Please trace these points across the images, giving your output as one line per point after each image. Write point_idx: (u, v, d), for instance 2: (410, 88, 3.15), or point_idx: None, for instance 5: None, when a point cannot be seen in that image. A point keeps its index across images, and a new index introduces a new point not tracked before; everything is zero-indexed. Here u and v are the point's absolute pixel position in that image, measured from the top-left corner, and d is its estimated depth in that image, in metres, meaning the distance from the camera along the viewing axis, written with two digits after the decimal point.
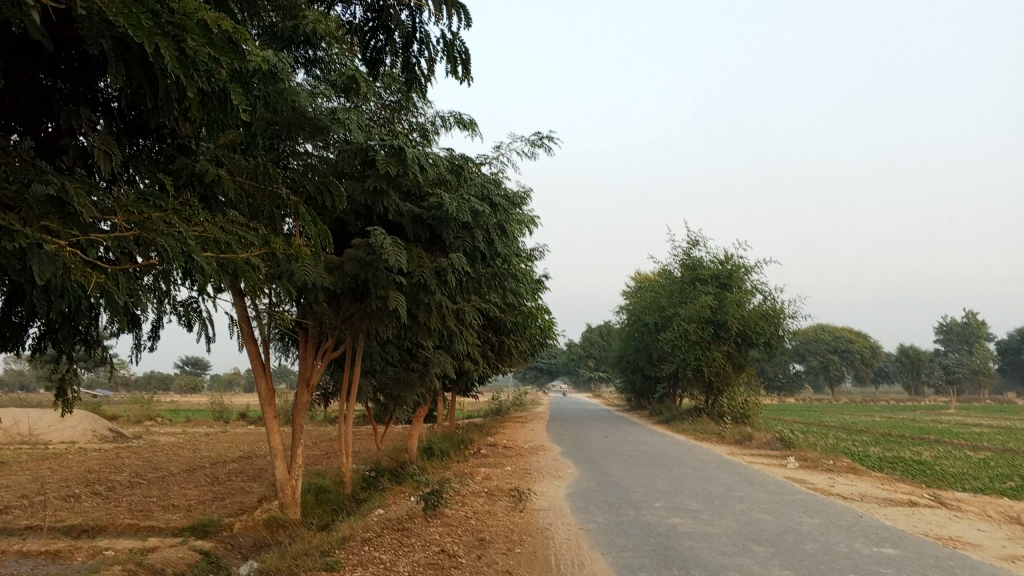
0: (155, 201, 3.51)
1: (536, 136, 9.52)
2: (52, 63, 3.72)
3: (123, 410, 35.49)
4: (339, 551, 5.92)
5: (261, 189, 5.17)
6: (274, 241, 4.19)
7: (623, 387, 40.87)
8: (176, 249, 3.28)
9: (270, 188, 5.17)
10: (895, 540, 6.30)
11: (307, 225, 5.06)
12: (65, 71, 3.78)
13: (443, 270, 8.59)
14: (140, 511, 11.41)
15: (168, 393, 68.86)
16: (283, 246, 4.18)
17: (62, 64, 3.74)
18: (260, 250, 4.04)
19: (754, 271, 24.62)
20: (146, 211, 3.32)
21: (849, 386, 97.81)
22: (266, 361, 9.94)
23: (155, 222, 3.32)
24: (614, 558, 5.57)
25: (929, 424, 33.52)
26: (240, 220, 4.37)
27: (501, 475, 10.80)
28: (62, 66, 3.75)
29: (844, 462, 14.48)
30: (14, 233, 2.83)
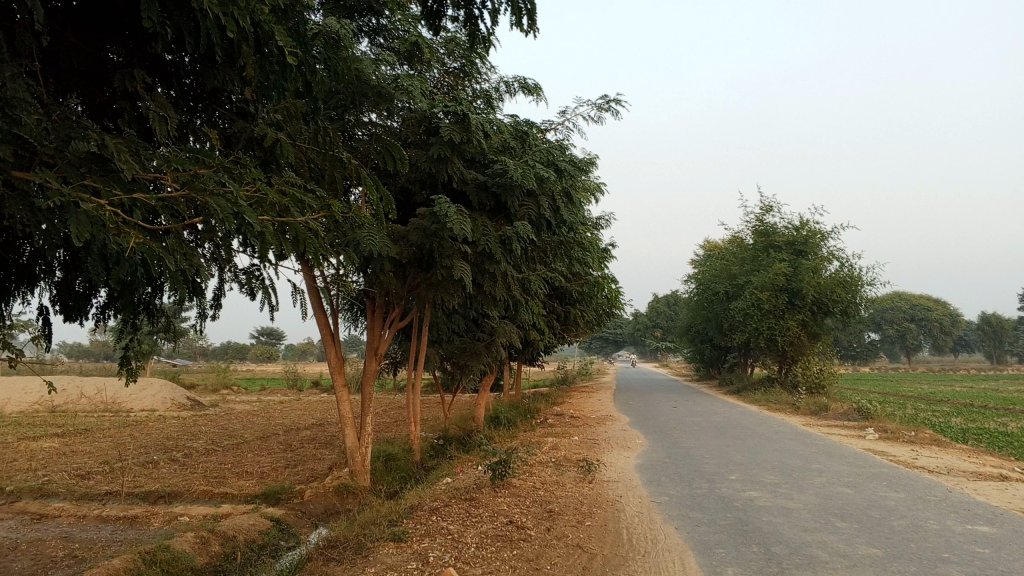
0: (202, 157, 3.42)
1: (604, 99, 9.26)
2: (115, 32, 3.71)
3: (200, 379, 36.66)
4: (407, 520, 5.85)
5: (322, 154, 5.03)
6: (333, 204, 4.03)
7: (692, 357, 40.31)
8: (224, 210, 3.17)
9: (331, 152, 5.02)
10: (989, 517, 5.93)
11: (369, 191, 4.88)
12: (126, 38, 3.75)
13: (508, 238, 8.40)
14: (214, 477, 11.64)
15: (244, 362, 70.87)
16: (343, 209, 4.02)
17: (125, 32, 3.72)
18: (319, 213, 3.89)
19: (830, 237, 23.80)
20: (192, 168, 3.24)
21: (927, 355, 94.85)
22: (335, 330, 9.96)
23: (204, 181, 3.21)
24: (689, 533, 5.36)
25: (1015, 394, 32.16)
26: (297, 182, 4.26)
27: (569, 446, 10.65)
28: (124, 34, 3.74)
29: (927, 433, 13.93)
30: (51, 191, 2.78)
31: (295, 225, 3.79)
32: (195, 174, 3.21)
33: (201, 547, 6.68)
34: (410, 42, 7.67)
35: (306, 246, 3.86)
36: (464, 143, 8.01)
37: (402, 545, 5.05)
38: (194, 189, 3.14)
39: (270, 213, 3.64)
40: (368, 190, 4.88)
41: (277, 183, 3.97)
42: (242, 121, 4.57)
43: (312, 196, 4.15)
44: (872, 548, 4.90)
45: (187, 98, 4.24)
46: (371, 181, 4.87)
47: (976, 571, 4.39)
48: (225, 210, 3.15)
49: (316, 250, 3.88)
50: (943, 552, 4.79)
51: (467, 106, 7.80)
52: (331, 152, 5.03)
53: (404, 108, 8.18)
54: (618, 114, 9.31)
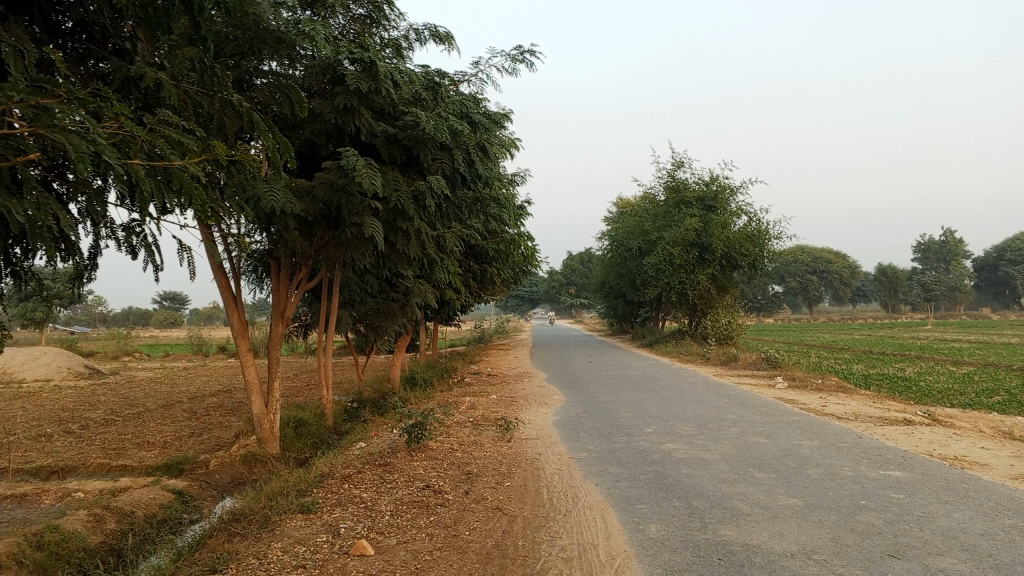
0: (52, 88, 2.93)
1: (517, 50, 8.97)
2: None
3: (99, 346, 34.97)
4: (317, 490, 5.55)
5: (209, 96, 4.47)
6: (217, 145, 3.56)
7: (605, 312, 40.73)
8: (78, 150, 2.71)
9: (220, 95, 4.52)
10: (900, 461, 6.02)
11: (263, 139, 4.37)
12: None
13: (421, 194, 8.06)
14: (113, 449, 11.03)
15: (147, 328, 68.35)
16: (227, 152, 3.55)
17: None
18: (199, 156, 3.42)
19: (739, 192, 24.16)
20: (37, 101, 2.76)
21: (827, 306, 98.86)
22: (237, 293, 9.47)
23: (54, 115, 2.74)
24: (610, 489, 5.23)
25: (909, 340, 33.69)
26: (173, 123, 3.82)
27: (487, 404, 10.47)
28: None
29: (832, 381, 14.37)
30: None
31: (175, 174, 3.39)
32: (42, 107, 2.75)
33: (95, 526, 6.23)
34: None
35: (191, 198, 3.45)
36: (371, 92, 7.60)
37: (311, 517, 4.75)
38: (41, 127, 2.71)
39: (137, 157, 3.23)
40: (261, 137, 4.36)
41: (150, 121, 3.55)
42: (116, 58, 4.12)
43: (191, 137, 3.67)
44: (792, 497, 4.87)
45: (49, 35, 3.77)
46: (264, 126, 4.34)
47: (894, 517, 4.38)
48: (81, 149, 2.73)
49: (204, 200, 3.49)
50: (861, 500, 4.78)
51: (374, 53, 7.40)
52: (221, 96, 4.49)
53: (307, 56, 7.67)
54: (532, 65, 9.05)
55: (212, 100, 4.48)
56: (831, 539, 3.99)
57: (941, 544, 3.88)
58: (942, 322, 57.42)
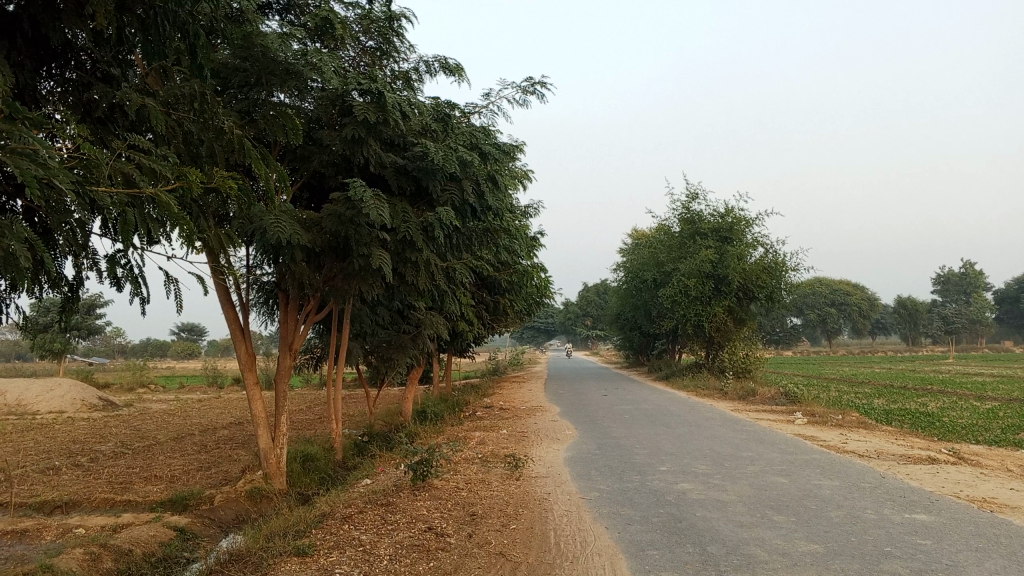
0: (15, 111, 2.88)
1: (529, 81, 8.91)
2: None
3: (114, 377, 34.96)
4: (315, 530, 5.36)
5: (201, 124, 4.44)
6: (191, 173, 3.50)
7: (621, 344, 40.38)
8: (29, 173, 2.62)
9: (211, 123, 4.46)
10: (926, 504, 5.75)
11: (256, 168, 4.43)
12: None
13: (430, 225, 7.95)
14: (120, 483, 10.86)
15: (165, 360, 68.64)
16: (201, 178, 3.48)
17: None
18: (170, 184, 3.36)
19: (755, 224, 23.93)
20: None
21: (845, 338, 97.85)
22: (245, 325, 9.35)
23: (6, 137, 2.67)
24: (620, 533, 5.00)
25: (930, 373, 33.13)
26: (150, 149, 3.77)
27: (497, 440, 10.26)
28: None
29: (853, 416, 14.03)
30: None
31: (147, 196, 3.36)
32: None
33: (91, 565, 6.03)
34: (321, 17, 7.23)
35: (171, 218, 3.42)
36: (380, 123, 7.49)
37: (307, 560, 4.54)
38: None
39: (103, 182, 3.17)
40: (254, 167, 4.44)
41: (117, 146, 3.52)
42: (101, 83, 4.10)
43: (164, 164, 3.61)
44: (812, 543, 4.63)
45: (32, 58, 3.79)
46: (257, 155, 4.41)
47: (922, 566, 4.12)
48: (30, 170, 2.65)
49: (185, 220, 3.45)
50: (885, 547, 4.53)
51: (382, 83, 7.30)
52: (212, 122, 4.47)
53: (316, 87, 7.57)
54: (543, 97, 8.96)
55: (203, 127, 4.44)
56: None
57: None
58: (964, 356, 56.56)
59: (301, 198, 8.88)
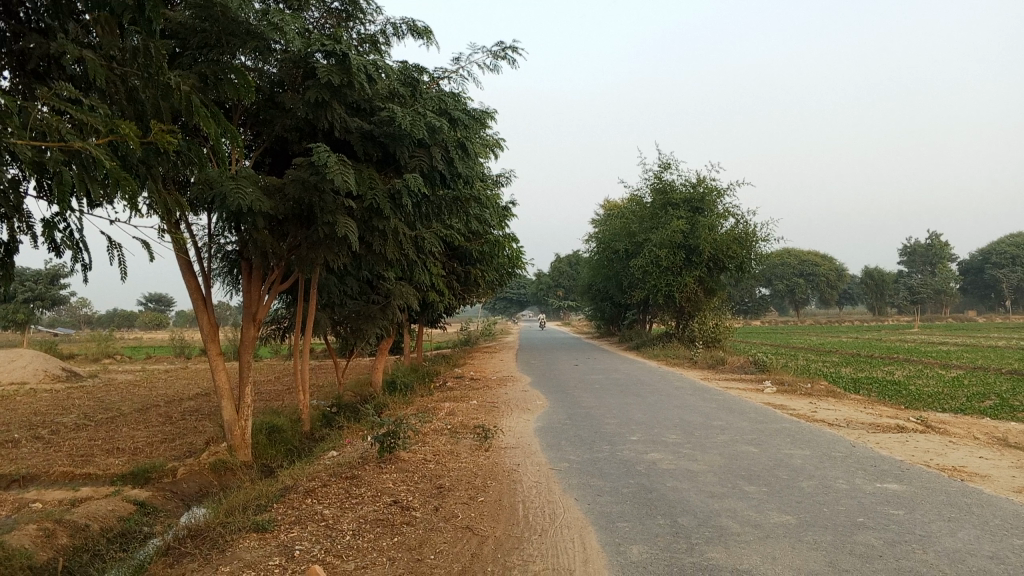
0: None
1: (499, 45, 8.67)
2: None
3: (79, 348, 34.31)
4: (277, 505, 5.20)
5: (146, 79, 4.16)
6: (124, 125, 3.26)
7: (592, 315, 40.34)
8: None
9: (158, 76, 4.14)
10: (897, 473, 5.71)
11: (204, 126, 4.04)
12: None
13: (398, 192, 7.72)
14: (80, 456, 10.60)
15: (132, 331, 67.74)
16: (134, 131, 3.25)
17: None
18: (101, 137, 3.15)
19: (726, 194, 23.88)
20: None
21: (812, 308, 99.04)
22: (207, 294, 9.10)
23: None
24: (590, 505, 4.89)
25: (896, 343, 33.52)
26: (87, 103, 3.56)
27: (466, 410, 10.13)
28: None
29: (821, 385, 14.09)
30: None
31: (82, 153, 3.27)
32: None
33: (44, 542, 5.82)
34: None
35: (110, 175, 3.28)
36: (345, 86, 7.18)
37: (266, 537, 4.39)
38: None
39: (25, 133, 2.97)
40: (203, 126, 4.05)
41: (42, 96, 3.39)
42: (37, 34, 3.95)
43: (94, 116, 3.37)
44: (785, 515, 4.55)
45: None
46: (204, 113, 4.02)
47: (895, 537, 4.06)
48: None
49: (124, 178, 3.35)
50: (858, 517, 4.46)
51: (347, 44, 6.95)
52: (160, 79, 4.16)
53: (279, 50, 7.28)
54: (514, 62, 8.72)
55: (149, 84, 4.16)
56: (826, 563, 3.66)
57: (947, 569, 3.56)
58: (928, 326, 57.45)
59: (263, 164, 8.64)
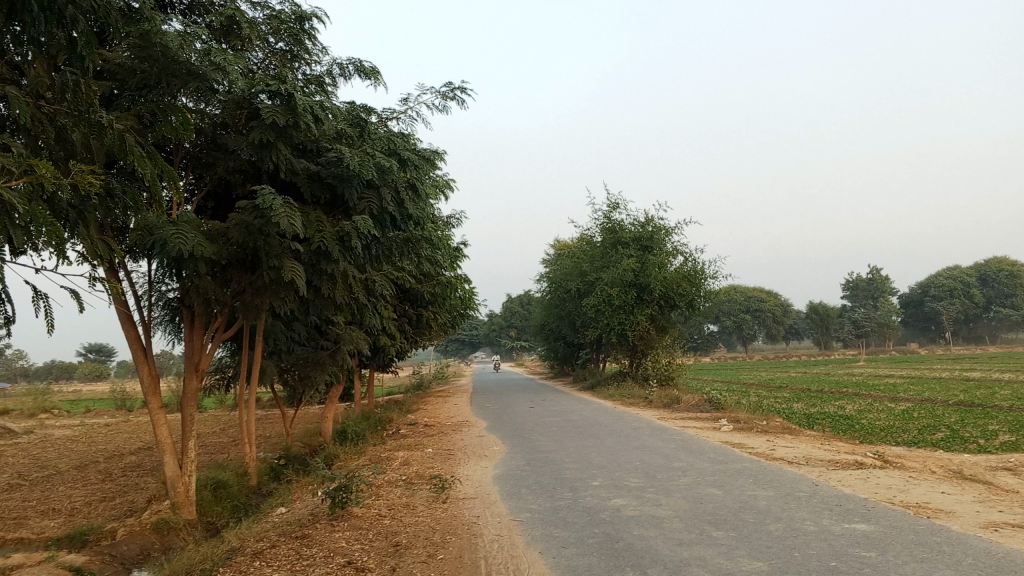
0: None
1: (447, 86, 8.64)
2: None
3: (13, 403, 32.86)
4: (223, 570, 4.88)
5: (75, 117, 3.76)
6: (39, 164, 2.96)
7: (545, 355, 40.18)
8: None
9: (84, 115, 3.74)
10: (863, 512, 5.64)
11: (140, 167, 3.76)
12: None
13: (346, 235, 7.52)
14: (12, 519, 9.99)
15: (70, 382, 65.54)
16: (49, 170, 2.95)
17: None
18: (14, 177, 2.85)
19: (675, 232, 24.11)
20: None
21: (761, 343, 100.52)
22: (147, 344, 8.74)
23: None
24: (555, 559, 4.68)
25: (843, 377, 34.06)
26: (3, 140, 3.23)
27: (420, 459, 9.84)
28: None
29: (777, 421, 14.10)
30: None
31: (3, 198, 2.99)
32: None
33: None
34: (226, 16, 6.92)
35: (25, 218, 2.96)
36: (290, 127, 6.99)
37: None
38: None
39: None
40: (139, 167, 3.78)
41: None
42: None
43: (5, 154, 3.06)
44: (757, 562, 4.40)
45: None
46: (140, 154, 3.73)
47: None
48: None
49: (51, 225, 3.13)
50: (831, 561, 4.35)
51: (292, 84, 6.78)
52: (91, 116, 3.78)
53: (221, 91, 7.08)
54: (462, 103, 8.68)
55: (77, 122, 3.78)
56: None
57: None
58: (872, 358, 58.51)
59: (205, 208, 8.39)
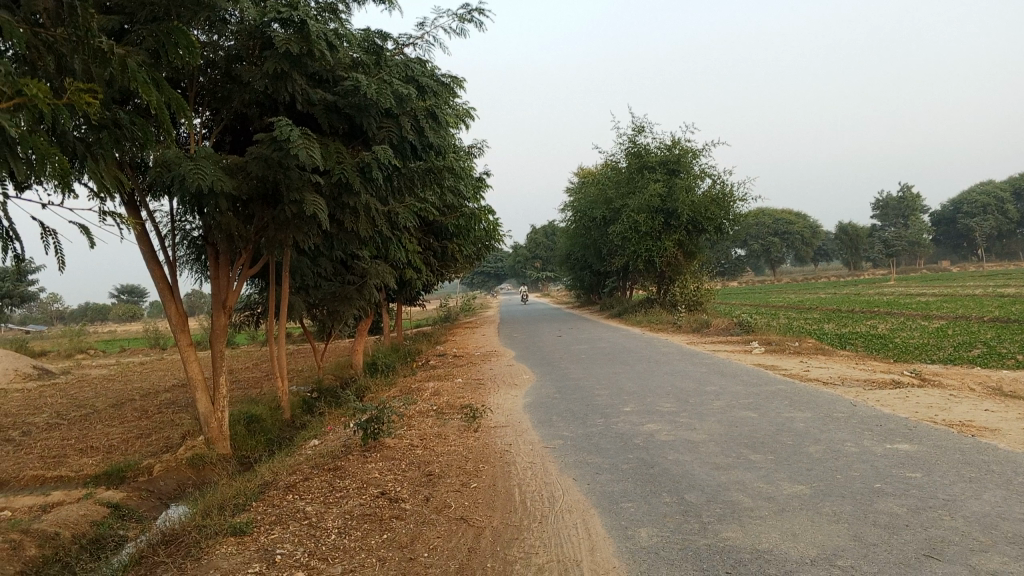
0: None
1: (464, 8, 8.29)
2: None
3: (51, 345, 33.53)
4: (257, 504, 4.87)
5: (76, 43, 3.55)
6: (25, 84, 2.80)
7: (572, 285, 40.09)
8: None
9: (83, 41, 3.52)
10: (905, 432, 5.48)
11: (144, 94, 3.52)
12: None
13: (367, 167, 7.31)
14: (52, 458, 10.15)
15: (105, 323, 66.71)
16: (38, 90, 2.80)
17: None
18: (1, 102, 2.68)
19: (702, 154, 23.58)
20: None
21: (789, 267, 99.65)
22: (174, 283, 8.69)
23: None
24: (590, 485, 4.60)
25: (875, 297, 33.70)
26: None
27: (450, 389, 9.82)
28: None
29: (810, 343, 13.93)
30: None
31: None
32: None
33: (12, 554, 5.35)
34: None
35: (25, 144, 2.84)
36: (304, 56, 6.72)
37: (245, 540, 4.05)
38: None
39: None
40: (140, 93, 3.52)
41: None
42: None
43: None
44: (797, 485, 4.27)
45: None
46: (142, 78, 3.48)
47: (918, 504, 3.80)
48: None
49: (58, 155, 2.97)
50: (876, 483, 4.21)
51: (304, 10, 6.48)
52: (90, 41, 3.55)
53: (232, 21, 6.82)
54: (481, 25, 8.32)
55: (79, 48, 3.56)
56: (852, 537, 3.38)
57: (981, 536, 3.29)
58: (905, 277, 57.66)
59: (223, 143, 8.23)
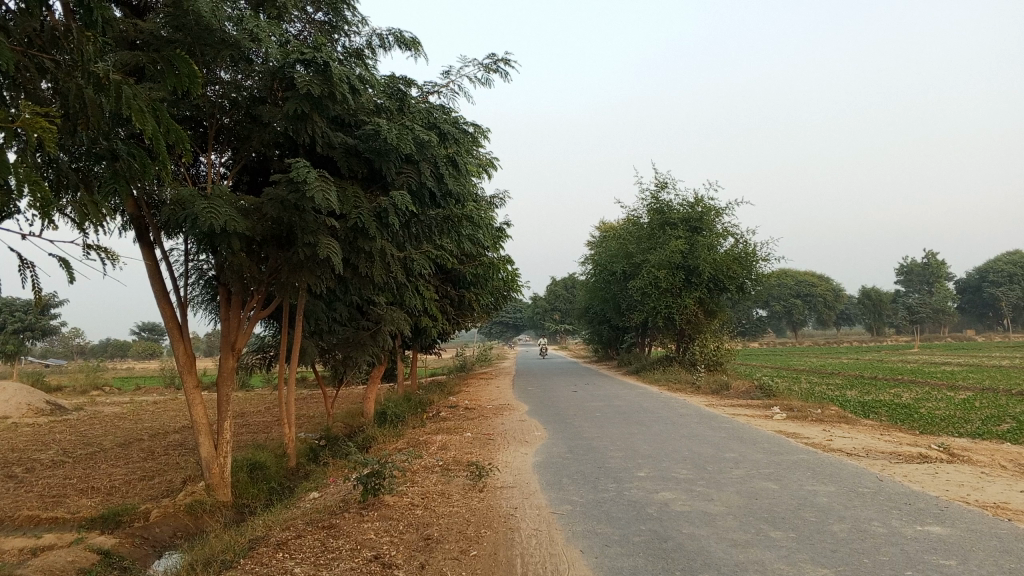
0: None
1: (490, 58, 8.28)
2: None
3: (66, 380, 33.42)
4: (245, 561, 4.62)
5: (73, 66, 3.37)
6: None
7: (590, 339, 39.76)
8: None
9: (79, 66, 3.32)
10: (935, 512, 5.16)
11: (139, 123, 3.24)
12: None
13: (385, 212, 7.18)
14: (51, 497, 9.94)
15: (124, 360, 66.90)
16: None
17: None
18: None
19: (725, 213, 23.38)
20: None
21: (810, 329, 98.57)
22: (184, 322, 8.54)
23: None
24: (598, 559, 4.30)
25: (898, 363, 33.05)
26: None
27: (459, 444, 9.54)
28: None
29: (832, 410, 13.51)
30: None
31: None
32: None
33: None
34: None
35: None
36: (326, 98, 6.62)
37: None
38: None
39: None
40: (135, 121, 3.25)
41: None
42: None
43: None
44: (822, 569, 3.96)
45: None
46: (137, 105, 3.22)
47: None
48: None
49: (34, 178, 2.81)
50: (905, 570, 3.90)
51: (328, 53, 6.40)
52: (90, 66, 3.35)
53: (257, 62, 6.78)
54: (506, 76, 8.31)
55: (81, 76, 3.37)
56: None
57: None
58: (929, 345, 56.76)
59: (241, 183, 8.15)
